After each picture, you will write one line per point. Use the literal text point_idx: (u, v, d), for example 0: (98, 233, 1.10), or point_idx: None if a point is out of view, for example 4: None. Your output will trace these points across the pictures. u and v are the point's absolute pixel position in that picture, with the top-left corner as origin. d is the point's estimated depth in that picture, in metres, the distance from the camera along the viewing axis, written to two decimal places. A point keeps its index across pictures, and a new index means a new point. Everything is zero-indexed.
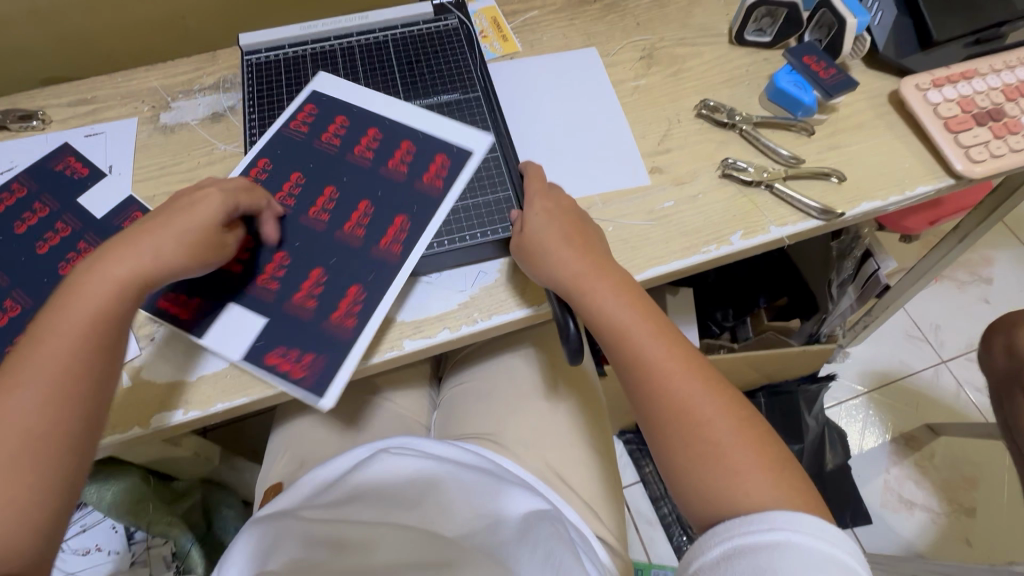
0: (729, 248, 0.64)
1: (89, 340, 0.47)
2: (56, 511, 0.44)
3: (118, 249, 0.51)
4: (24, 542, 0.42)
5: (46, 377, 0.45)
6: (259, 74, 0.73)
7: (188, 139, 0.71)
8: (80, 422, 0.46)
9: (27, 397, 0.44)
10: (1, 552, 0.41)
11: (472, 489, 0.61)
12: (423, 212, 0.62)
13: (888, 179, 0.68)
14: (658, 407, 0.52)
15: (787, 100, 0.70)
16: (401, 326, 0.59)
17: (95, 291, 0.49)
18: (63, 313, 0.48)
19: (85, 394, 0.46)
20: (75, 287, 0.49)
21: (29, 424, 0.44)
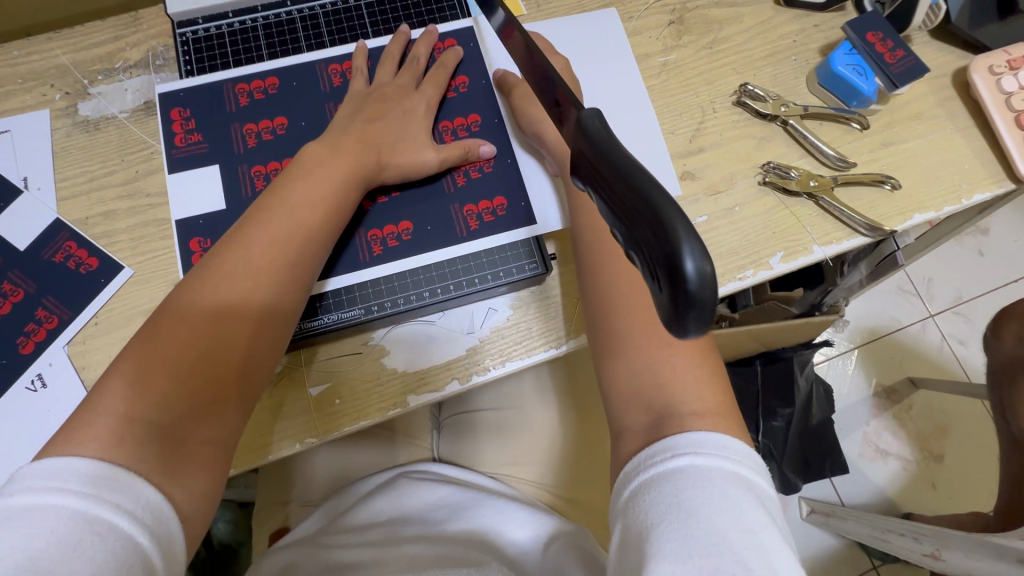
0: (767, 273, 0.57)
1: (300, 232, 0.48)
2: (243, 389, 0.44)
3: (351, 147, 0.52)
4: (201, 426, 0.42)
5: (251, 266, 0.46)
6: (200, 53, 0.60)
7: (119, 139, 0.57)
8: (275, 328, 0.46)
9: (238, 265, 0.45)
10: (183, 435, 0.41)
11: (502, 508, 0.60)
12: (406, 276, 0.54)
13: (944, 183, 0.60)
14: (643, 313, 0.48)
15: (842, 88, 0.60)
16: (404, 378, 0.52)
17: (307, 192, 0.49)
18: (279, 192, 0.49)
19: (278, 305, 0.46)
20: (299, 180, 0.49)
21: (224, 304, 0.44)
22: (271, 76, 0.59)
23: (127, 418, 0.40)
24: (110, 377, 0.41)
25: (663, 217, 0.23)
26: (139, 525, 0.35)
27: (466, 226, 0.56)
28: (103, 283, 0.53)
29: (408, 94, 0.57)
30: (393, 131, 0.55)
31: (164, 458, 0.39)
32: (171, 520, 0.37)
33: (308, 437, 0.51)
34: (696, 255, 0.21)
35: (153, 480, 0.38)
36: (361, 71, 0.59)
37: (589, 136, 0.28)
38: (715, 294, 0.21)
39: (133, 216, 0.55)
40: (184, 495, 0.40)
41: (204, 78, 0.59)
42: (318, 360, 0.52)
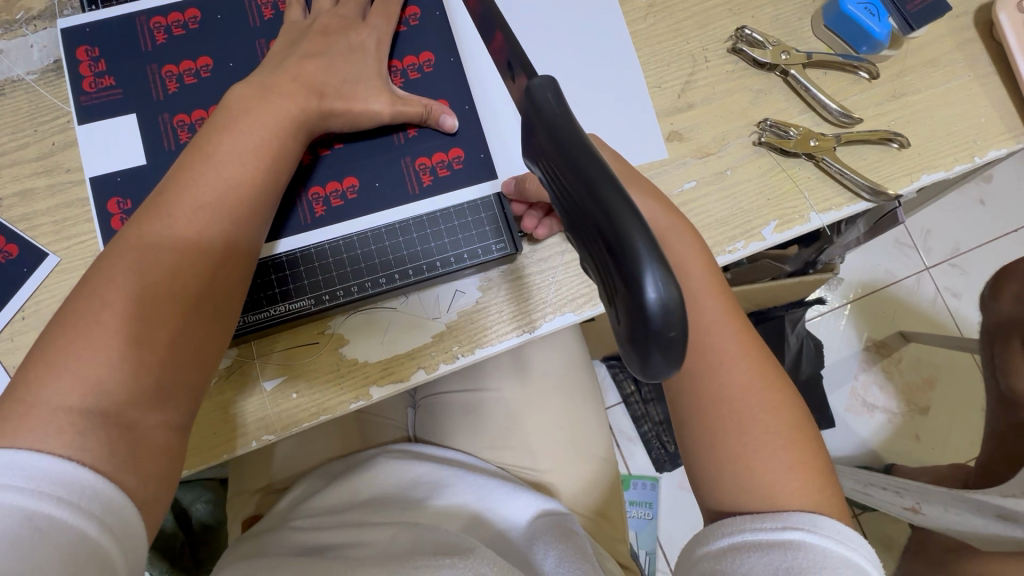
0: (759, 244, 0.52)
1: (241, 198, 0.42)
2: (191, 380, 0.39)
3: (278, 91, 0.45)
4: (155, 406, 0.37)
5: (187, 227, 0.40)
6: (110, 2, 0.51)
7: (29, 106, 0.50)
8: (222, 294, 0.41)
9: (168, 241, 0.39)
10: (133, 418, 0.36)
11: (487, 488, 0.59)
12: (355, 249, 0.49)
13: (957, 139, 0.54)
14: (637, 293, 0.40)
15: (850, 30, 0.53)
16: (365, 369, 0.49)
17: (241, 143, 0.43)
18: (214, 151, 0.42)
19: (223, 267, 0.41)
20: (228, 132, 0.43)
21: (156, 278, 0.38)
22: (192, 8, 0.51)
23: (65, 407, 0.34)
24: (35, 366, 0.36)
25: (623, 233, 0.19)
26: (90, 516, 0.32)
27: (418, 182, 0.50)
28: (25, 273, 0.48)
29: (354, 31, 0.49)
30: (338, 71, 0.47)
31: (116, 445, 0.35)
32: (126, 507, 0.34)
33: (265, 434, 0.48)
34: (655, 284, 0.18)
35: (99, 470, 0.34)
36: (296, 0, 0.50)
37: (544, 116, 0.23)
38: (680, 324, 0.18)
39: (53, 195, 0.49)
40: (141, 483, 0.36)
41: (112, 11, 0.51)
42: (270, 351, 0.48)
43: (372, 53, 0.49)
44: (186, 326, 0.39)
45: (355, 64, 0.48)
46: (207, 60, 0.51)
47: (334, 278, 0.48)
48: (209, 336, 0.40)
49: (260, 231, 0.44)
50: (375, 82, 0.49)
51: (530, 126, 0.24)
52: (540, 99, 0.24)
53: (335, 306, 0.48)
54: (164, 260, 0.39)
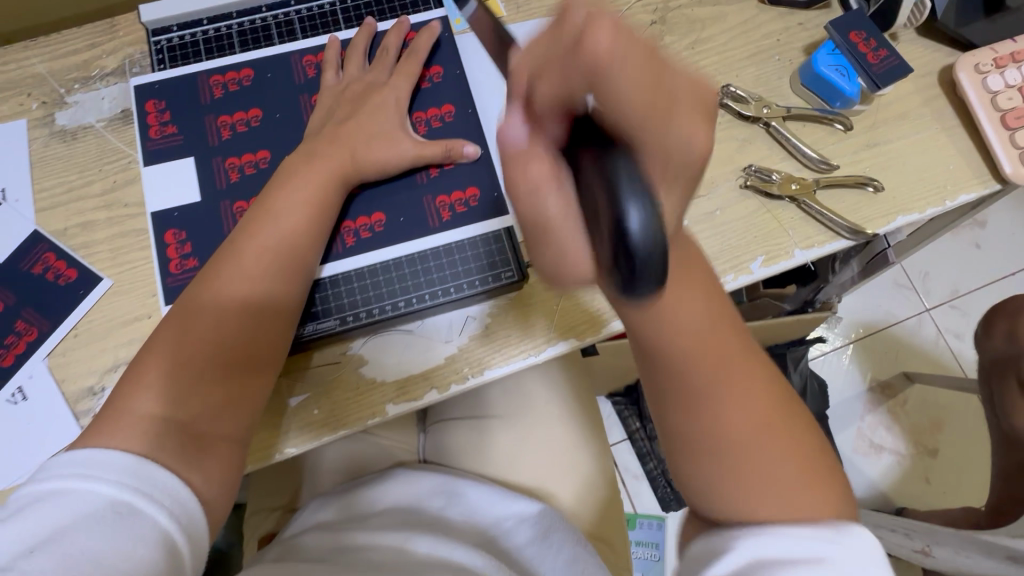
0: (748, 277, 0.57)
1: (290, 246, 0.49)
2: (248, 400, 0.45)
3: (325, 152, 0.52)
4: (219, 420, 0.43)
5: (247, 268, 0.47)
6: (177, 62, 0.59)
7: (96, 149, 0.57)
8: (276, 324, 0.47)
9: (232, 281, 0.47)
10: (202, 429, 0.43)
11: (490, 496, 0.63)
12: (376, 275, 0.54)
13: (929, 184, 0.59)
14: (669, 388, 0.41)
15: (824, 88, 0.59)
16: (382, 387, 0.53)
17: (293, 197, 0.50)
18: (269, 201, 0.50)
19: (277, 300, 0.48)
20: (281, 190, 0.50)
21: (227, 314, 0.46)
22: (245, 68, 0.59)
23: (149, 416, 0.41)
24: (125, 385, 0.43)
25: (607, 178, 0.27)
26: (161, 507, 0.37)
27: (441, 213, 0.56)
28: (82, 293, 0.53)
29: (379, 88, 0.57)
30: (366, 126, 0.54)
31: (186, 451, 0.41)
32: (191, 504, 0.39)
33: (288, 446, 0.51)
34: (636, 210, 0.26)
35: (173, 467, 0.40)
36: (331, 64, 0.58)
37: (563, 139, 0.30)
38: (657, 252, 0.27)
39: (111, 226, 0.55)
40: (204, 485, 0.41)
41: (177, 70, 0.59)
42: (295, 370, 0.52)
43: (398, 104, 0.56)
44: (245, 358, 0.45)
45: (384, 116, 0.55)
46: (257, 111, 0.58)
47: (357, 302, 0.53)
48: (269, 355, 0.47)
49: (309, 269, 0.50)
50: (401, 132, 0.55)
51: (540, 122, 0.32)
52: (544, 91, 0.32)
53: (356, 325, 0.53)
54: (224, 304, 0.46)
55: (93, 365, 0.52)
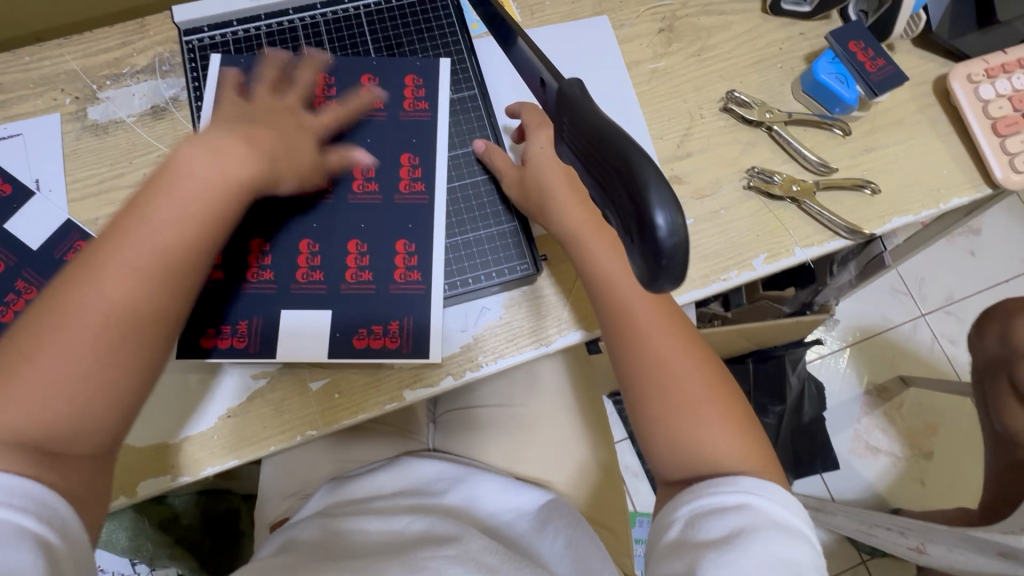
0: (750, 274, 0.59)
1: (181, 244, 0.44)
2: (124, 410, 0.42)
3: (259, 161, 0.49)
4: (82, 437, 0.41)
5: (134, 267, 0.42)
6: (207, 61, 0.60)
7: (127, 143, 0.60)
8: (160, 332, 0.44)
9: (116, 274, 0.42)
10: (58, 446, 0.40)
11: (493, 484, 0.65)
12: (423, 222, 0.56)
13: (924, 188, 0.62)
14: (639, 359, 0.51)
15: (824, 95, 0.62)
16: (400, 374, 0.55)
17: (175, 206, 0.44)
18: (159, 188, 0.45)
19: (165, 306, 0.44)
20: (163, 190, 0.45)
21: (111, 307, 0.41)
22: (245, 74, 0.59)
23: (1, 430, 0.38)
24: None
25: (634, 171, 0.23)
26: (49, 528, 0.36)
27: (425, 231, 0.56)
28: None
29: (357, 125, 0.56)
30: (321, 159, 0.54)
31: (44, 466, 0.38)
32: (69, 517, 0.38)
33: (308, 429, 0.53)
34: (662, 208, 0.22)
35: (44, 482, 0.38)
36: (305, 89, 0.57)
37: (576, 108, 0.28)
38: (685, 245, 0.22)
39: None
40: (68, 485, 0.40)
41: (206, 74, 0.60)
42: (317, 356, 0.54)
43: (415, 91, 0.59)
44: (126, 359, 0.42)
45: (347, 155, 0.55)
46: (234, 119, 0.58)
47: None
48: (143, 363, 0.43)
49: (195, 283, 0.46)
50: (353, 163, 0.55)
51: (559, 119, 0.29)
52: (568, 92, 0.29)
53: (437, 274, 0.55)
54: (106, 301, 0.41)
55: None
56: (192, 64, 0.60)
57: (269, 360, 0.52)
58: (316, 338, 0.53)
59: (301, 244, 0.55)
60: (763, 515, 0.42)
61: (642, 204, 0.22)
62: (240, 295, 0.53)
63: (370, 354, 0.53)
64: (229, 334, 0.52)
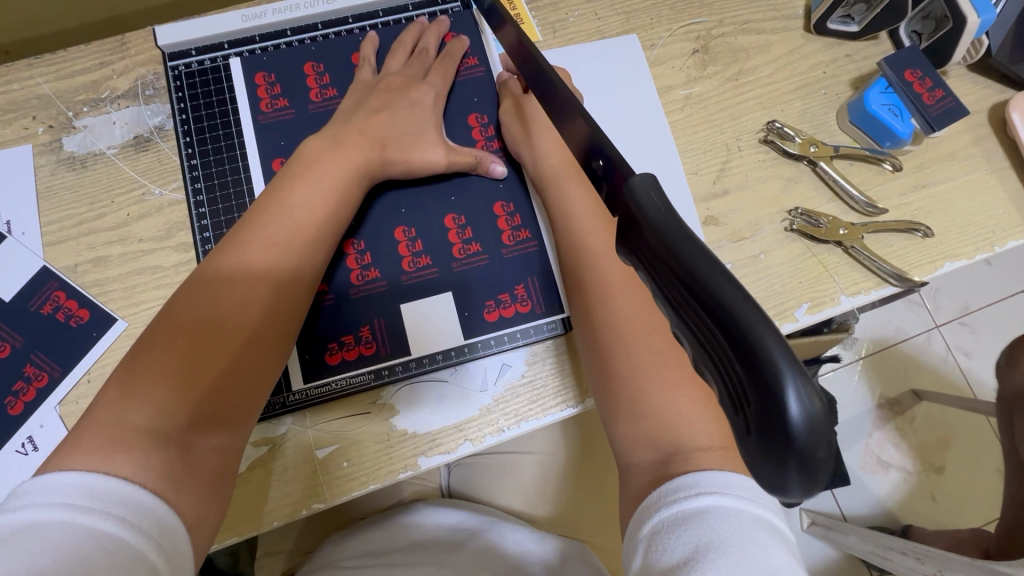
0: (792, 325, 0.55)
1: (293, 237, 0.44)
2: (239, 406, 0.40)
3: (351, 141, 0.47)
4: (211, 432, 0.39)
5: (278, 253, 0.43)
6: (194, 88, 0.54)
7: (108, 178, 0.54)
8: (291, 315, 0.44)
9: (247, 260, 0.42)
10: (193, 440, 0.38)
11: (515, 532, 0.61)
12: (513, 181, 0.53)
13: (978, 229, 0.57)
14: (605, 320, 0.45)
15: (874, 127, 0.57)
16: (415, 440, 0.50)
17: (312, 189, 0.45)
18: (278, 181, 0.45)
19: (298, 296, 0.44)
20: (301, 177, 0.45)
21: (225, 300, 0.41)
22: (258, 71, 0.54)
23: (137, 427, 0.36)
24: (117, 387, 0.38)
25: (756, 342, 0.18)
26: (149, 539, 0.32)
27: (510, 218, 0.52)
28: (95, 336, 0.50)
29: (415, 86, 0.51)
30: (400, 124, 0.49)
31: (175, 467, 0.36)
32: (178, 530, 0.34)
33: (316, 502, 0.48)
34: (799, 399, 0.17)
35: (155, 488, 0.34)
36: (369, 62, 0.53)
37: (649, 216, 0.23)
38: (826, 437, 0.18)
39: (125, 261, 0.52)
40: (193, 508, 0.36)
41: (196, 103, 0.54)
42: (323, 421, 0.49)
43: (430, 106, 0.51)
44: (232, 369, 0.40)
45: (418, 120, 0.50)
46: (269, 100, 0.54)
47: (395, 347, 0.50)
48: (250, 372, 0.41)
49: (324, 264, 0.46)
50: (434, 133, 0.50)
51: (631, 226, 0.24)
52: (643, 198, 0.23)
53: (545, 224, 0.52)
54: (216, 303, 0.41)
55: None
56: (180, 93, 0.54)
57: (408, 356, 0.49)
58: (448, 318, 0.50)
59: (394, 232, 0.51)
60: (732, 515, 0.33)
61: (768, 390, 0.18)
62: (351, 303, 0.49)
63: (504, 324, 0.50)
64: (355, 345, 0.49)
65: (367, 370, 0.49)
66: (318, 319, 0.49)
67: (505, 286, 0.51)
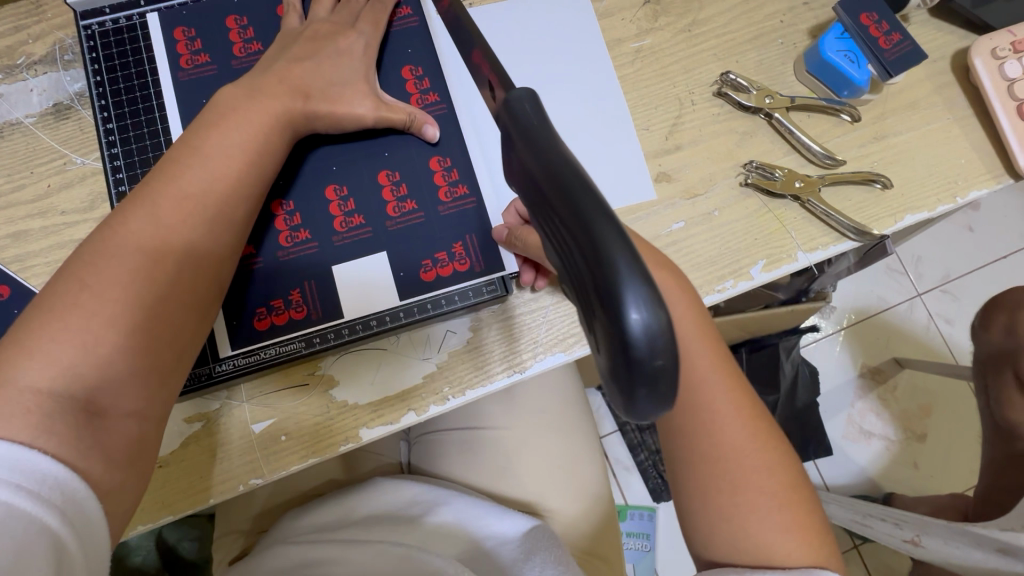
0: (747, 283, 0.53)
1: (218, 187, 0.40)
2: (168, 365, 0.37)
3: (272, 91, 0.44)
4: (131, 393, 0.35)
5: (192, 201, 0.39)
6: (109, 49, 0.51)
7: (26, 148, 0.51)
8: (212, 267, 0.40)
9: (165, 213, 0.38)
10: (106, 402, 0.34)
11: (474, 506, 0.59)
12: (452, 135, 0.50)
13: (939, 180, 0.55)
14: None
15: (831, 75, 0.55)
16: (355, 411, 0.48)
17: (230, 140, 0.42)
18: (197, 131, 0.42)
19: (220, 247, 0.41)
20: (215, 127, 0.42)
21: (141, 253, 0.37)
22: (179, 27, 0.51)
23: (40, 388, 0.32)
24: (10, 346, 0.34)
25: (603, 251, 0.18)
26: (54, 511, 0.30)
27: (447, 175, 0.49)
28: (15, 313, 0.48)
29: (343, 35, 0.49)
30: (326, 73, 0.46)
31: (86, 433, 0.33)
32: (91, 503, 0.32)
33: (252, 478, 0.46)
34: (639, 308, 0.17)
35: (63, 457, 0.32)
36: (294, 8, 0.50)
37: (521, 127, 0.22)
38: (669, 340, 0.18)
39: (45, 234, 0.50)
40: (109, 476, 0.34)
41: (113, 64, 0.51)
42: (259, 395, 0.47)
43: (359, 62, 0.49)
44: (154, 328, 0.37)
45: (343, 68, 0.47)
46: (190, 55, 0.51)
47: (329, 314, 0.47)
48: (173, 328, 0.38)
49: (252, 214, 0.43)
50: (363, 87, 0.48)
51: (508, 140, 0.23)
52: (517, 112, 0.22)
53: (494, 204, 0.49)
54: (133, 256, 0.37)
55: None
56: (95, 53, 0.51)
57: (342, 320, 0.47)
58: (383, 278, 0.48)
59: (326, 192, 0.48)
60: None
61: (611, 299, 0.18)
62: (281, 267, 0.47)
63: (443, 283, 0.48)
64: (285, 309, 0.46)
65: (298, 337, 0.47)
66: (246, 284, 0.46)
67: (445, 242, 0.48)
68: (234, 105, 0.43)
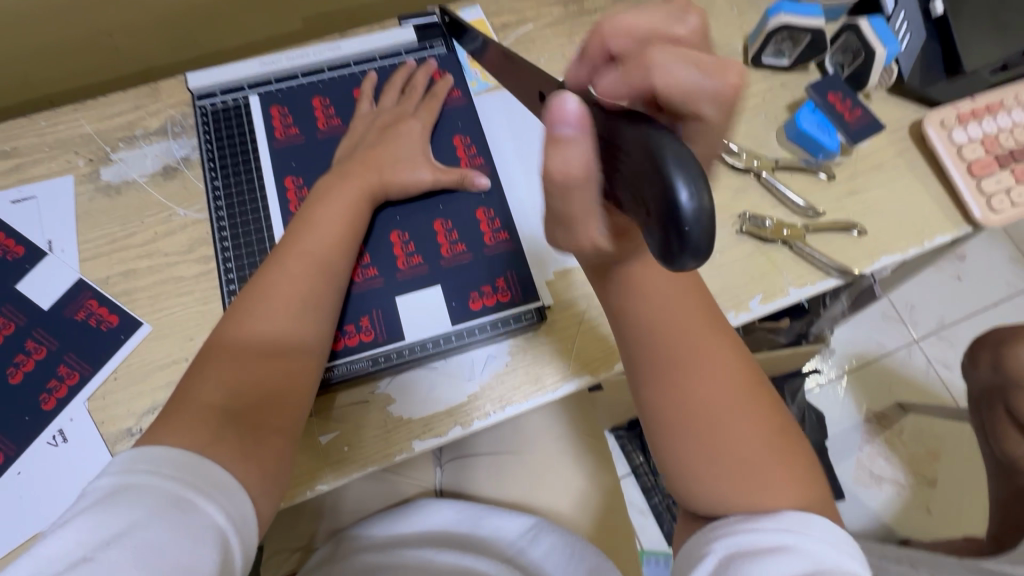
0: (747, 315, 0.61)
1: (329, 248, 0.51)
2: (300, 390, 0.48)
3: (357, 169, 0.55)
4: (272, 413, 0.46)
5: (313, 261, 0.50)
6: (218, 124, 0.63)
7: (138, 202, 0.61)
8: (330, 311, 0.51)
9: (292, 272, 0.50)
10: (255, 420, 0.44)
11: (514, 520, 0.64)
12: (494, 191, 0.60)
13: (908, 228, 0.65)
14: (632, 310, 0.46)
15: (807, 143, 0.66)
16: (409, 425, 0.54)
17: (331, 210, 0.53)
18: (309, 207, 0.54)
19: (331, 294, 0.51)
20: (322, 201, 0.53)
21: (275, 308, 0.48)
22: (275, 106, 0.63)
23: (209, 408, 0.43)
24: (192, 374, 0.46)
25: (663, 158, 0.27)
26: (217, 505, 0.38)
27: (491, 222, 0.59)
28: (122, 339, 0.56)
29: (407, 119, 0.60)
30: (395, 144, 0.58)
31: (243, 443, 0.43)
32: (245, 501, 0.40)
33: (320, 483, 0.52)
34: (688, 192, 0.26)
35: (227, 458, 0.41)
36: (369, 96, 0.63)
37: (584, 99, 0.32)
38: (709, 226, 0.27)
39: (151, 272, 0.59)
40: (258, 477, 0.42)
41: (220, 136, 0.62)
42: (326, 409, 0.54)
43: (419, 134, 0.60)
44: (284, 366, 0.47)
45: (409, 143, 0.58)
46: (283, 129, 0.62)
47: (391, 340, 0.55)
48: (296, 367, 0.48)
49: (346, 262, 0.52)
50: (423, 155, 0.58)
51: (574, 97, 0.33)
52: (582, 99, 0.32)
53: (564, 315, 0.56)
54: (271, 309, 0.48)
55: (134, 407, 0.54)
56: (207, 127, 0.63)
57: (402, 342, 0.55)
58: (436, 308, 0.56)
59: (391, 236, 0.58)
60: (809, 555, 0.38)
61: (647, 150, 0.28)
62: (353, 299, 0.56)
63: (488, 312, 0.56)
64: (356, 332, 0.55)
65: (364, 357, 0.54)
66: None
67: (491, 278, 0.57)
68: (333, 184, 0.54)
